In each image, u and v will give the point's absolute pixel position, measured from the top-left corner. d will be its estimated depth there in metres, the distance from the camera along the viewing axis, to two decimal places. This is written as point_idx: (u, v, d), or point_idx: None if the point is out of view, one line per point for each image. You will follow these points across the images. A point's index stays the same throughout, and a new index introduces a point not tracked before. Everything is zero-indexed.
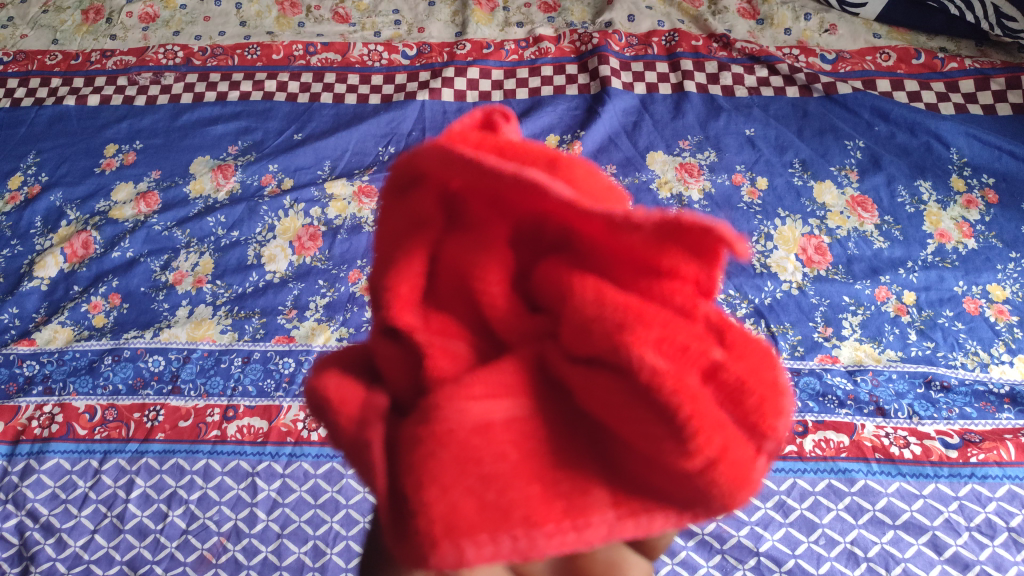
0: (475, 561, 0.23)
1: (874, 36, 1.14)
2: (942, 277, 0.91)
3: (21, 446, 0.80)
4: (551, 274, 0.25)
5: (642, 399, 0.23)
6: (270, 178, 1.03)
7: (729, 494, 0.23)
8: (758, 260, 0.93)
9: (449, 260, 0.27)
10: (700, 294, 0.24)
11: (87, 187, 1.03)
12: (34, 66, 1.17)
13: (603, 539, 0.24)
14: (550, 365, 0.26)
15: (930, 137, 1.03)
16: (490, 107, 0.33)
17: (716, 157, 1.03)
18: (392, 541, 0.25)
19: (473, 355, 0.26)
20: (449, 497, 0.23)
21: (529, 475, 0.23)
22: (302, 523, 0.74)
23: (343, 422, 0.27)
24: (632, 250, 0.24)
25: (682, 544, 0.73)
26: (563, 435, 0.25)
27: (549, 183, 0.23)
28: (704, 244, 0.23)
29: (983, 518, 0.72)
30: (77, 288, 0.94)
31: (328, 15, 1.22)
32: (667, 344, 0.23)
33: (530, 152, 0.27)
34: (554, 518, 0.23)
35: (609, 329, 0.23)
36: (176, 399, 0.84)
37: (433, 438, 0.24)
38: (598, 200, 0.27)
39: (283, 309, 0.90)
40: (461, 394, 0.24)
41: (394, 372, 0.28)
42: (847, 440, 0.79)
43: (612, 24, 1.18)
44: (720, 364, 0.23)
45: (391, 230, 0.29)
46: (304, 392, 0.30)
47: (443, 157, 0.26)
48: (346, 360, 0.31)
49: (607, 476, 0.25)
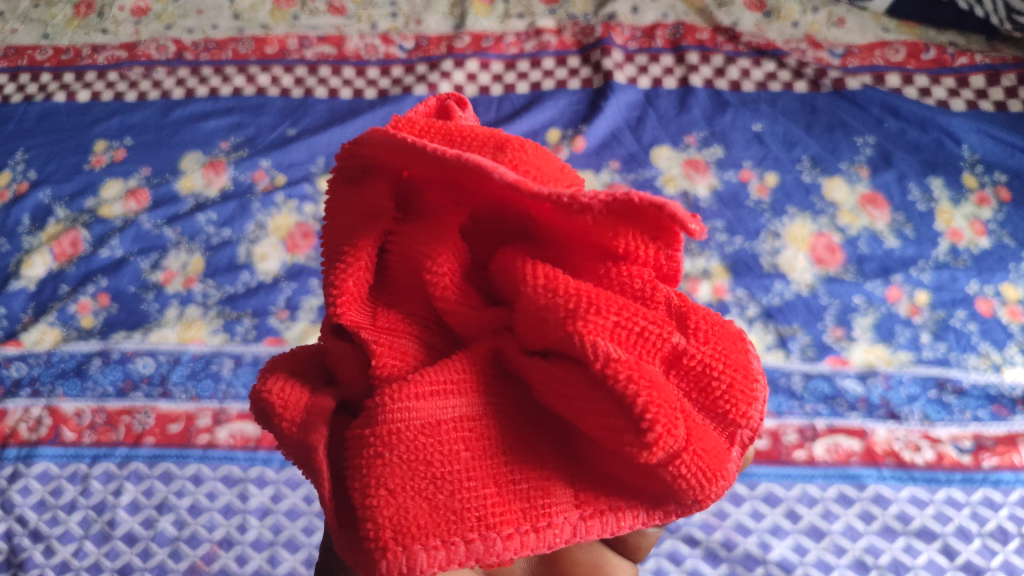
0: (430, 565, 0.33)
1: (883, 30, 1.10)
2: (955, 277, 0.88)
3: (8, 450, 0.79)
4: (509, 262, 0.37)
5: (604, 392, 0.33)
6: (262, 175, 1.00)
7: (705, 484, 0.33)
8: (767, 260, 0.91)
9: (399, 250, 0.39)
10: (652, 281, 0.36)
11: (76, 185, 1.01)
12: (24, 61, 1.15)
13: (572, 533, 0.36)
14: (504, 355, 0.37)
15: (941, 133, 1.00)
16: (442, 97, 0.45)
17: (722, 153, 1.00)
18: (349, 550, 0.35)
19: (426, 348, 0.38)
20: (396, 501, 0.33)
21: (479, 473, 0.34)
22: (295, 530, 0.74)
23: (288, 423, 0.38)
24: (587, 234, 0.35)
25: (688, 552, 0.72)
26: (527, 431, 0.37)
27: (492, 166, 0.33)
28: (656, 221, 0.34)
29: (996, 524, 0.72)
30: (65, 287, 0.91)
31: (323, 7, 1.17)
32: (622, 333, 0.34)
33: (479, 140, 0.38)
34: (514, 523, 0.34)
35: (562, 313, 0.34)
36: (166, 403, 0.82)
37: (381, 441, 0.34)
38: (540, 175, 0.38)
39: (275, 309, 0.88)
40: (415, 394, 0.35)
41: (349, 376, 0.39)
42: (859, 446, 0.77)
43: (615, 16, 1.14)
44: (683, 349, 0.35)
45: (350, 219, 0.40)
46: (251, 394, 0.40)
47: (400, 154, 0.36)
48: (298, 368, 0.41)
49: (566, 468, 0.37)
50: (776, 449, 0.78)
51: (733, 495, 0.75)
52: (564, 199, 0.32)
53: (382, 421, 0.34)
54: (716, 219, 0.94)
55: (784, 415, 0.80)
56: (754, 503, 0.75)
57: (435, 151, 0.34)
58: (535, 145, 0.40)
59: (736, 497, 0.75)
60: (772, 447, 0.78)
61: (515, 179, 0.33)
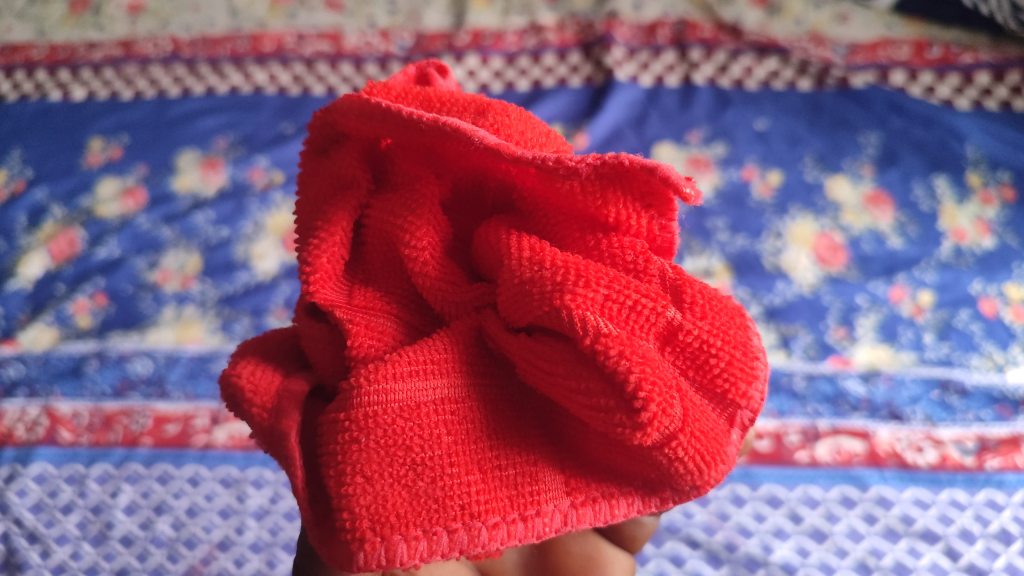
0: (410, 557, 0.32)
1: (886, 28, 1.09)
2: (958, 278, 0.87)
3: (5, 452, 0.78)
4: (491, 235, 0.37)
5: (594, 370, 0.32)
6: (260, 174, 1.00)
7: (705, 470, 0.33)
8: (769, 260, 0.90)
9: (375, 220, 0.39)
10: (644, 252, 0.35)
11: (72, 183, 1.00)
12: (19, 59, 1.14)
13: (564, 522, 0.35)
14: (487, 332, 0.37)
15: (945, 132, 0.99)
16: (423, 74, 0.48)
17: (725, 151, 1.00)
18: (324, 544, 0.34)
19: (405, 328, 0.38)
20: (375, 490, 0.33)
21: (462, 461, 0.34)
22: (293, 531, 0.73)
23: (259, 409, 0.38)
24: (574, 204, 0.35)
25: (689, 554, 0.71)
26: (513, 415, 0.36)
27: (472, 130, 0.34)
28: (647, 185, 0.34)
29: (999, 526, 0.71)
30: (61, 287, 0.90)
31: (321, 5, 1.17)
32: (613, 308, 0.33)
33: (461, 110, 0.40)
34: (501, 512, 0.34)
35: (551, 285, 0.33)
36: (163, 404, 0.81)
37: (358, 428, 0.33)
38: (521, 139, 0.39)
39: (272, 309, 0.87)
40: (397, 376, 0.34)
41: (322, 361, 0.39)
42: (862, 447, 0.77)
43: (616, 13, 1.13)
44: (679, 324, 0.33)
45: (328, 193, 0.40)
46: (221, 381, 0.40)
47: (375, 120, 0.37)
48: (272, 354, 0.41)
49: (556, 454, 0.36)
50: (778, 450, 0.77)
51: (735, 496, 0.75)
52: (548, 163, 0.33)
53: (358, 403, 0.34)
54: (719, 218, 0.93)
55: (787, 415, 0.79)
56: (756, 504, 0.74)
57: (412, 116, 0.35)
58: (520, 111, 0.41)
59: (738, 499, 0.74)
60: (775, 448, 0.77)
61: (497, 143, 0.34)
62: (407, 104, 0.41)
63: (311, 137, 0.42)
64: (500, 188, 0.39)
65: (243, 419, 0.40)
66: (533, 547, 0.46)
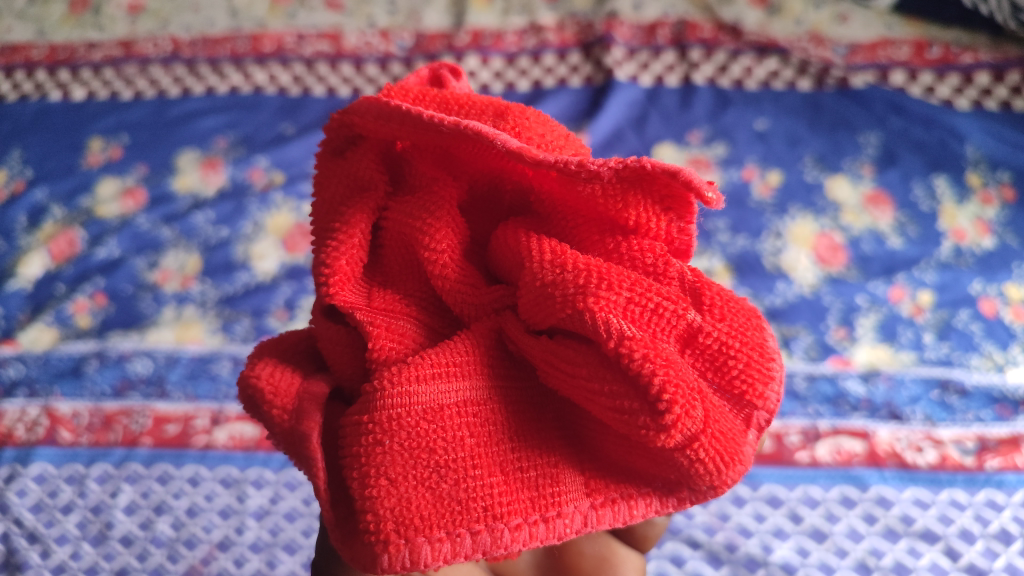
0: (434, 558, 0.32)
1: (886, 27, 1.09)
2: (958, 278, 0.87)
3: (5, 453, 0.78)
4: (510, 237, 0.37)
5: (618, 373, 0.32)
6: (260, 174, 1.00)
7: (726, 470, 0.32)
8: (769, 260, 0.90)
9: (393, 221, 0.38)
10: (664, 255, 0.35)
11: (72, 183, 1.00)
12: (19, 59, 1.14)
13: (585, 522, 0.35)
14: (506, 334, 0.37)
15: (945, 133, 0.99)
16: (437, 73, 0.48)
17: (725, 150, 1.00)
18: (345, 545, 0.34)
19: (424, 330, 0.38)
20: (400, 492, 0.33)
21: (484, 463, 0.34)
22: (293, 532, 0.73)
23: (278, 410, 0.37)
24: (594, 207, 0.35)
25: (689, 554, 0.71)
26: (532, 417, 0.36)
27: (494, 134, 0.34)
28: (668, 188, 0.34)
29: (999, 526, 0.71)
30: (61, 287, 0.90)
31: (320, 4, 1.17)
32: (635, 310, 0.33)
33: (479, 111, 0.40)
34: (525, 514, 0.34)
35: (574, 289, 0.33)
36: (163, 404, 0.81)
37: (382, 430, 0.33)
38: (541, 140, 0.39)
39: (272, 310, 0.88)
40: (419, 378, 0.34)
41: (341, 364, 0.39)
42: (861, 447, 0.77)
43: (616, 13, 1.13)
44: (699, 326, 0.33)
45: (345, 195, 0.40)
46: (238, 383, 0.40)
47: (393, 122, 0.37)
48: (289, 355, 0.41)
49: (574, 455, 0.36)
50: (778, 450, 0.77)
51: (735, 496, 0.75)
52: (570, 167, 0.33)
53: (382, 406, 0.34)
54: (719, 219, 0.93)
55: (787, 415, 0.79)
56: (757, 502, 0.74)
57: (433, 118, 0.35)
58: (538, 113, 0.41)
59: (738, 499, 0.74)
60: (775, 448, 0.77)
61: (518, 146, 0.34)
62: (425, 106, 0.41)
63: (328, 138, 0.42)
64: (516, 191, 0.39)
65: (260, 421, 0.40)
66: (545, 549, 0.47)
